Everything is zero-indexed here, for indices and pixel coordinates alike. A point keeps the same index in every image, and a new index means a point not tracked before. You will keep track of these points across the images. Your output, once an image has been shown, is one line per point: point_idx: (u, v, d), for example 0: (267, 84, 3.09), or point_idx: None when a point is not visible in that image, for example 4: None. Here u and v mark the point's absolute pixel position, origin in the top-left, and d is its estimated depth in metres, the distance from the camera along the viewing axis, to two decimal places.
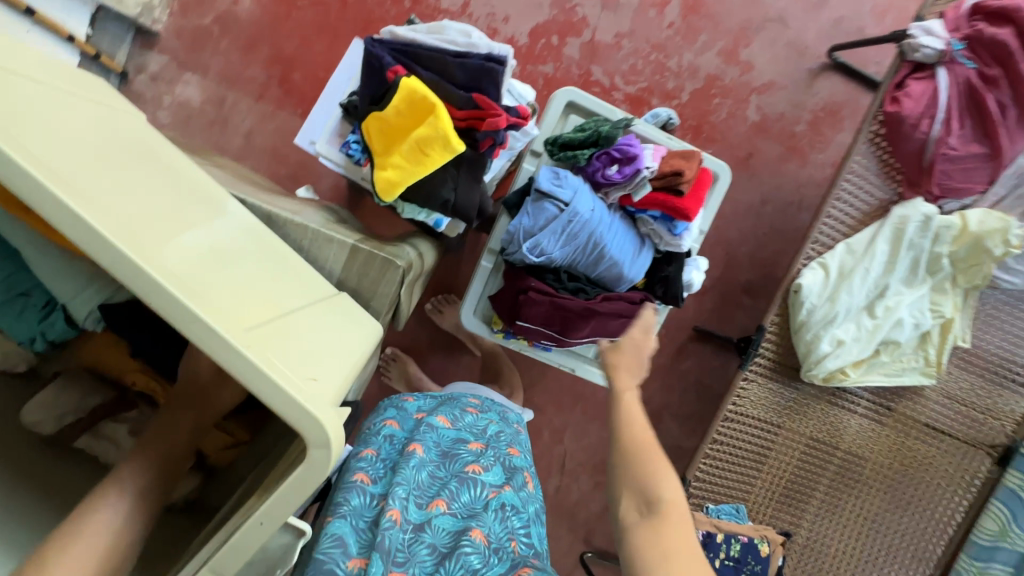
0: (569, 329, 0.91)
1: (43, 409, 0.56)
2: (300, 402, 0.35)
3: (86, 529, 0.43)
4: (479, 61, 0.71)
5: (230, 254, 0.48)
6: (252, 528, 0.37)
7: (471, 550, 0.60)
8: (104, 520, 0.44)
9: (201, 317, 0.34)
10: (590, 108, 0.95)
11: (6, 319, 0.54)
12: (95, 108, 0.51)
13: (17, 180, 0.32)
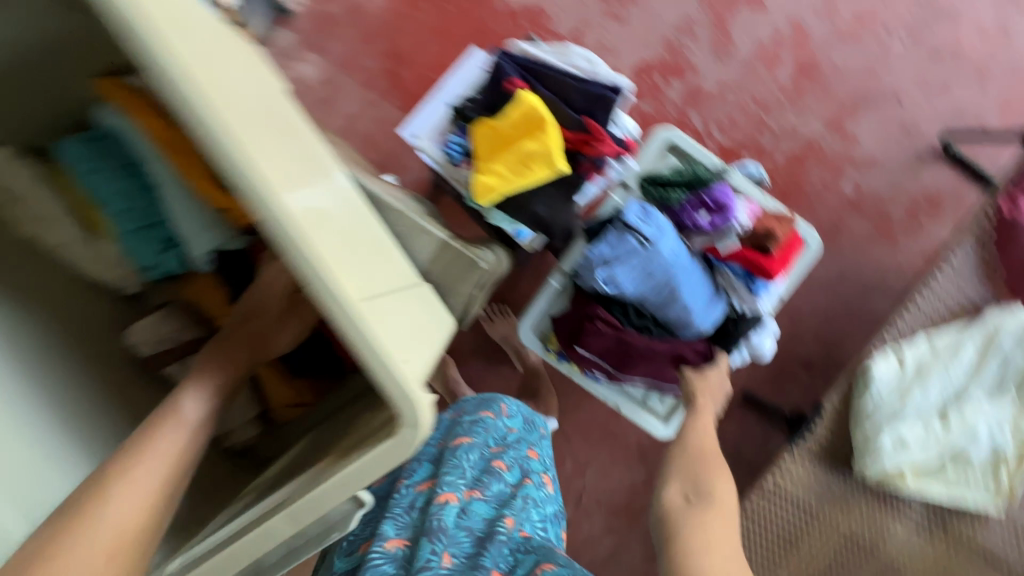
0: (628, 365, 0.91)
1: (146, 332, 0.62)
2: (405, 383, 0.35)
3: (146, 450, 0.47)
4: (600, 89, 0.73)
5: (342, 221, 0.48)
6: (335, 487, 0.38)
7: (504, 537, 0.58)
8: (161, 445, 0.48)
9: (333, 280, 0.34)
10: (689, 152, 0.95)
11: (133, 245, 0.59)
12: (241, 58, 0.52)
13: (195, 112, 0.32)
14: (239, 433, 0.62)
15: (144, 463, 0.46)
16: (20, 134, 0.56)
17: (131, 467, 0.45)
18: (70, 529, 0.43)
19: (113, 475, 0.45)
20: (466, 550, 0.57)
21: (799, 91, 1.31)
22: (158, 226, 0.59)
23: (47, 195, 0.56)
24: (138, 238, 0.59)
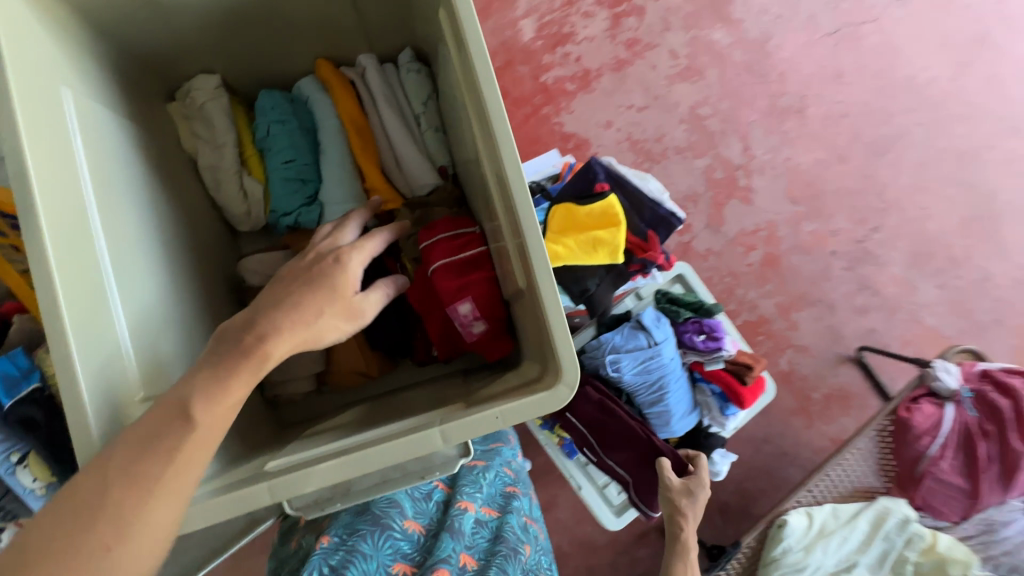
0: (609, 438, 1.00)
1: (259, 265, 0.66)
2: (569, 338, 0.43)
3: (150, 459, 0.36)
4: (666, 213, 0.91)
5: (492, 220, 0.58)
6: (487, 420, 0.42)
7: (524, 558, 0.62)
8: (183, 445, 0.37)
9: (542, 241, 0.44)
10: (694, 286, 1.13)
11: (282, 192, 0.65)
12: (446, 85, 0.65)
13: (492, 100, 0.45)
14: (295, 384, 0.65)
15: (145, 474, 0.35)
16: (225, 67, 0.64)
17: (133, 478, 0.35)
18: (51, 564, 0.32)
19: (121, 485, 0.35)
20: (482, 550, 0.61)
21: (763, 278, 1.32)
22: (309, 183, 0.66)
23: (225, 122, 0.64)
24: (286, 186, 0.65)
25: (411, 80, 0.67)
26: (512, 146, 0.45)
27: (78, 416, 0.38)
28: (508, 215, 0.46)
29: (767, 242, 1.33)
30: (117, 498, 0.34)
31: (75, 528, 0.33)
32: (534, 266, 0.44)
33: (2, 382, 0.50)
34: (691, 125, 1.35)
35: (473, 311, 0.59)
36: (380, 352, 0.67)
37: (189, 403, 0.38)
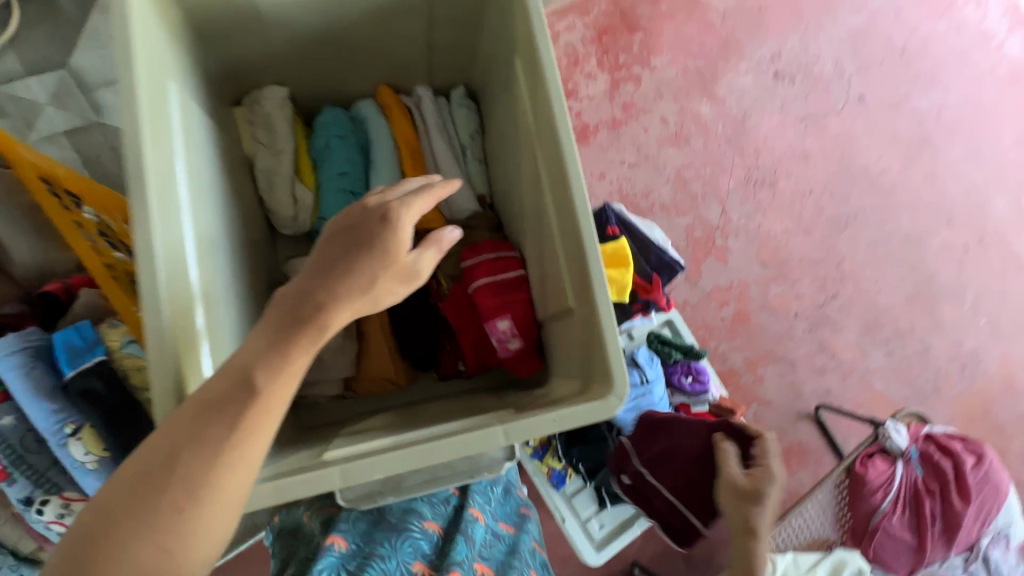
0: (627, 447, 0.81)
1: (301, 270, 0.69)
2: (620, 353, 0.48)
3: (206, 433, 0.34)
4: (669, 259, 0.99)
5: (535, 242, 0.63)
6: (543, 422, 0.45)
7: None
8: (252, 412, 0.35)
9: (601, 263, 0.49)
10: (681, 331, 1.19)
11: (332, 201, 0.68)
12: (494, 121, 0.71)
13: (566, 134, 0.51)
14: (323, 387, 0.67)
15: (203, 449, 0.33)
16: (295, 82, 0.68)
17: (192, 455, 0.33)
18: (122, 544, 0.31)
19: (181, 457, 0.33)
20: (498, 560, 0.61)
21: (734, 333, 1.27)
22: (358, 195, 0.69)
23: (286, 129, 0.67)
24: (337, 196, 0.69)
25: (461, 114, 0.74)
26: (582, 177, 0.50)
27: (165, 381, 0.40)
28: (571, 240, 0.52)
29: (739, 298, 1.28)
30: (192, 462, 0.33)
31: (153, 492, 0.32)
32: (594, 285, 0.49)
33: (68, 351, 0.51)
34: (676, 185, 1.31)
35: (510, 328, 0.64)
36: (409, 363, 0.70)
37: (250, 369, 0.36)
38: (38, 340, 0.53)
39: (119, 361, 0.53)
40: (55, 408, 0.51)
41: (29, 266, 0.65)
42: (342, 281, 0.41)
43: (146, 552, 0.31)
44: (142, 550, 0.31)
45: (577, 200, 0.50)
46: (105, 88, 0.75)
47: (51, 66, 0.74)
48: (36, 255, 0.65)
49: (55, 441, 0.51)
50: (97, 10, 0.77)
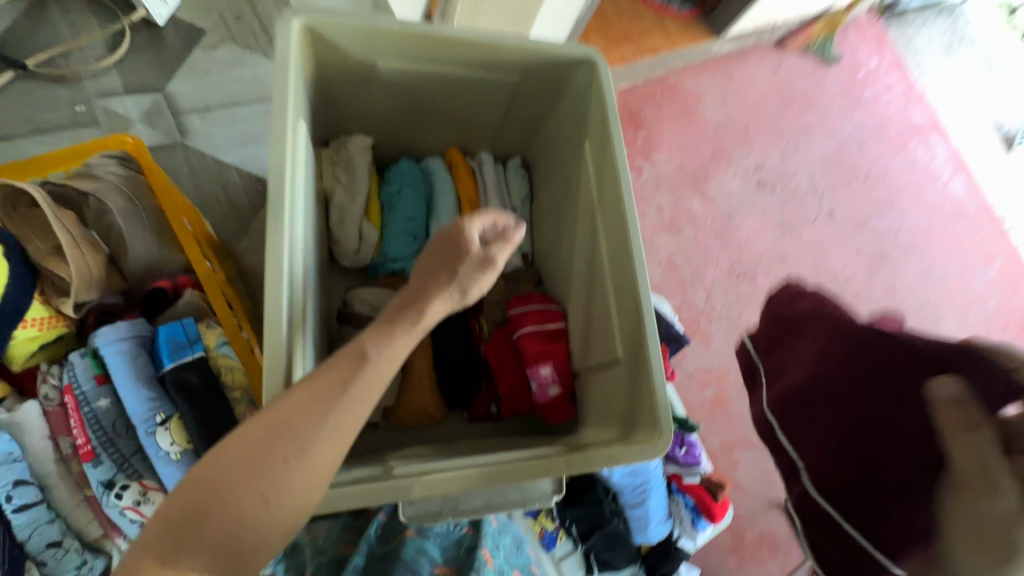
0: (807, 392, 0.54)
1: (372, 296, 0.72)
2: (667, 402, 0.54)
3: (318, 390, 0.35)
4: (675, 332, 1.04)
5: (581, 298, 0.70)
6: (603, 457, 0.51)
7: None
8: (359, 380, 0.36)
9: (652, 319, 0.56)
10: None
11: (397, 242, 0.75)
12: (545, 188, 0.79)
13: (630, 205, 0.59)
14: None
15: (312, 402, 0.35)
16: (377, 133, 0.77)
17: (305, 408, 0.35)
18: (232, 489, 0.31)
19: (295, 409, 0.34)
20: None
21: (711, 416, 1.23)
22: (419, 239, 0.76)
23: (365, 172, 0.74)
24: (402, 236, 0.75)
25: (516, 180, 0.82)
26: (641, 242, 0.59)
27: (275, 378, 0.43)
28: (626, 295, 0.59)
29: (719, 382, 1.23)
30: (302, 420, 0.34)
31: (264, 444, 0.33)
32: (646, 335, 0.56)
33: (169, 343, 0.50)
34: (666, 269, 1.35)
35: (552, 374, 0.70)
36: (445, 400, 0.73)
37: (361, 345, 0.39)
38: (147, 332, 0.52)
39: (214, 361, 0.51)
40: (152, 396, 0.49)
41: (141, 265, 0.56)
42: (431, 282, 0.45)
43: (246, 499, 0.31)
44: (243, 499, 0.31)
45: (636, 261, 0.58)
46: (194, 114, 0.82)
47: (149, 89, 0.82)
48: (150, 254, 0.56)
49: (144, 429, 0.48)
50: (200, 49, 0.85)
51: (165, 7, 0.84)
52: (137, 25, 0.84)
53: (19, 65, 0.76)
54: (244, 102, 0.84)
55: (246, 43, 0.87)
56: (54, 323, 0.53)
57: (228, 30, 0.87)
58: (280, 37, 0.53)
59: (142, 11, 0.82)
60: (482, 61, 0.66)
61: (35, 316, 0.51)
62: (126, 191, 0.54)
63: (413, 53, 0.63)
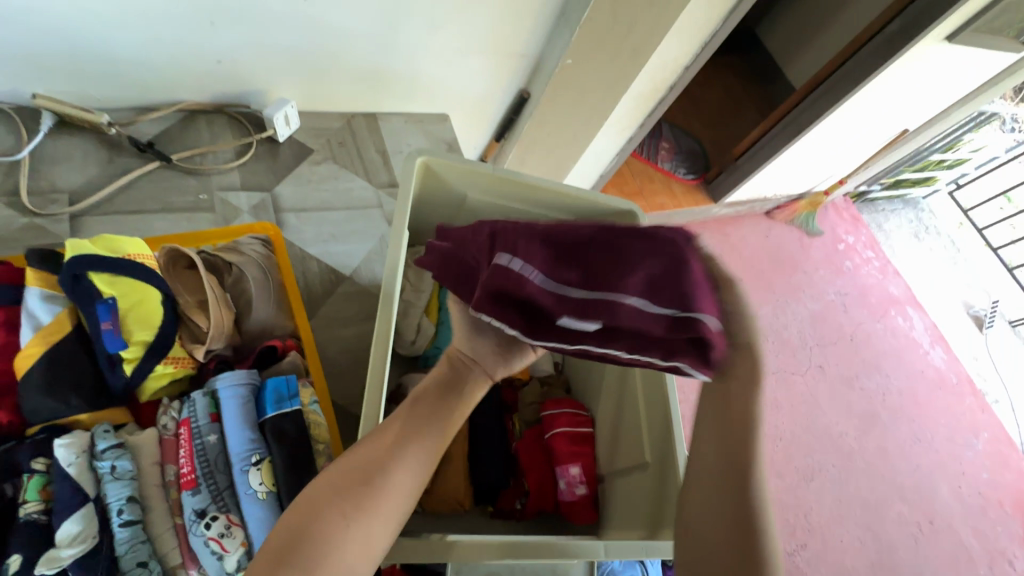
0: (597, 252, 0.45)
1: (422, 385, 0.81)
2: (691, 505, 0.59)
3: (394, 451, 0.48)
4: None
5: (613, 407, 0.78)
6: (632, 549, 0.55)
7: None
8: (422, 443, 0.50)
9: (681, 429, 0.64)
10: None
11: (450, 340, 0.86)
12: None
13: None
14: None
15: (391, 461, 0.47)
16: None
17: (386, 466, 0.47)
18: (339, 526, 0.43)
19: (382, 469, 0.47)
20: None
21: None
22: None
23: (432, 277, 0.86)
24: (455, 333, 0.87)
25: None
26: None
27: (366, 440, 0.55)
28: (656, 402, 0.68)
29: None
30: (386, 476, 0.46)
31: (360, 492, 0.45)
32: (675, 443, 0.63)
33: (274, 394, 0.58)
34: None
35: (580, 474, 0.75)
36: (475, 490, 0.78)
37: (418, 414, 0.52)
38: (256, 380, 0.60)
39: (306, 415, 0.58)
40: (252, 437, 0.56)
41: (258, 325, 0.65)
42: (468, 357, 0.56)
43: (349, 541, 0.43)
44: (348, 535, 0.43)
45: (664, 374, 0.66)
46: (292, 212, 0.99)
47: (260, 189, 0.99)
48: (268, 317, 0.66)
49: (241, 466, 0.54)
50: (307, 163, 1.05)
51: (288, 129, 1.04)
52: (262, 140, 1.03)
53: (165, 158, 0.93)
54: (334, 207, 1.02)
55: (343, 163, 1.08)
56: (186, 363, 0.60)
57: (331, 152, 1.09)
58: (405, 171, 0.70)
59: (270, 130, 1.02)
60: (550, 203, 0.81)
61: (175, 355, 0.58)
62: (262, 265, 0.67)
63: (497, 191, 0.79)
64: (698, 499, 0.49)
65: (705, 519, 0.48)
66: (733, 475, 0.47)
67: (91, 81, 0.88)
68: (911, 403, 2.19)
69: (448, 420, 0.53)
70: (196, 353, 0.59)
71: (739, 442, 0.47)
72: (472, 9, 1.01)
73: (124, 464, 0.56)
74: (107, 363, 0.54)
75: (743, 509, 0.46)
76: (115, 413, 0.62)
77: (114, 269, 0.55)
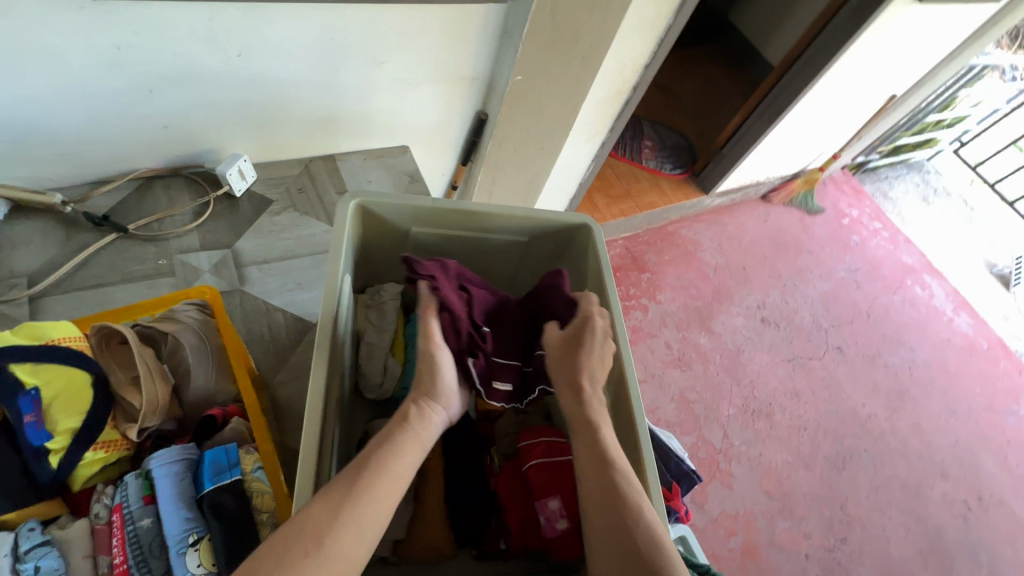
0: (509, 325, 0.76)
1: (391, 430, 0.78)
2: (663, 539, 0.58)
3: (351, 509, 0.47)
4: (687, 468, 1.08)
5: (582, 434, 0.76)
6: None
7: None
8: (378, 497, 0.49)
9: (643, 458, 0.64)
10: (695, 549, 1.14)
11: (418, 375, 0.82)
12: None
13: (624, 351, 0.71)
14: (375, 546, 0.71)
15: (348, 517, 0.46)
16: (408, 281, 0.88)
17: (339, 522, 0.46)
18: None
19: (334, 528, 0.45)
20: None
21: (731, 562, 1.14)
22: None
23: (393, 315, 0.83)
24: None
25: None
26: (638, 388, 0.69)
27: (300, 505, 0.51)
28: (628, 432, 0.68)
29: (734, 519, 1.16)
30: (338, 533, 0.45)
31: (312, 555, 0.43)
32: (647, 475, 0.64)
33: (213, 466, 0.57)
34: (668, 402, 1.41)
35: (559, 508, 0.71)
36: (454, 532, 0.74)
37: (373, 468, 0.51)
38: (193, 454, 0.59)
39: (249, 484, 0.57)
40: (189, 517, 0.55)
41: (199, 393, 0.65)
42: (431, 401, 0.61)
43: None
44: None
45: (634, 403, 0.67)
46: (254, 266, 0.98)
47: (220, 246, 0.98)
48: (208, 384, 0.65)
49: (176, 549, 0.53)
50: (267, 214, 1.05)
51: (244, 183, 1.04)
52: (220, 197, 1.03)
53: (122, 229, 0.92)
54: (298, 255, 1.02)
55: (304, 209, 1.07)
56: (119, 445, 0.59)
57: (291, 200, 1.08)
58: (340, 213, 0.69)
59: (226, 186, 1.02)
60: (497, 225, 0.79)
61: (105, 438, 0.58)
62: (199, 331, 0.66)
63: (442, 222, 0.78)
64: (594, 519, 0.55)
65: (604, 535, 0.54)
66: (611, 493, 0.55)
67: (37, 164, 0.87)
68: (940, 374, 2.26)
69: (404, 469, 0.53)
70: (129, 433, 0.59)
71: (602, 447, 0.59)
72: (416, 41, 1.01)
73: (50, 563, 0.51)
74: (32, 457, 0.53)
75: (621, 499, 0.55)
76: (43, 509, 0.56)
77: (38, 358, 0.55)
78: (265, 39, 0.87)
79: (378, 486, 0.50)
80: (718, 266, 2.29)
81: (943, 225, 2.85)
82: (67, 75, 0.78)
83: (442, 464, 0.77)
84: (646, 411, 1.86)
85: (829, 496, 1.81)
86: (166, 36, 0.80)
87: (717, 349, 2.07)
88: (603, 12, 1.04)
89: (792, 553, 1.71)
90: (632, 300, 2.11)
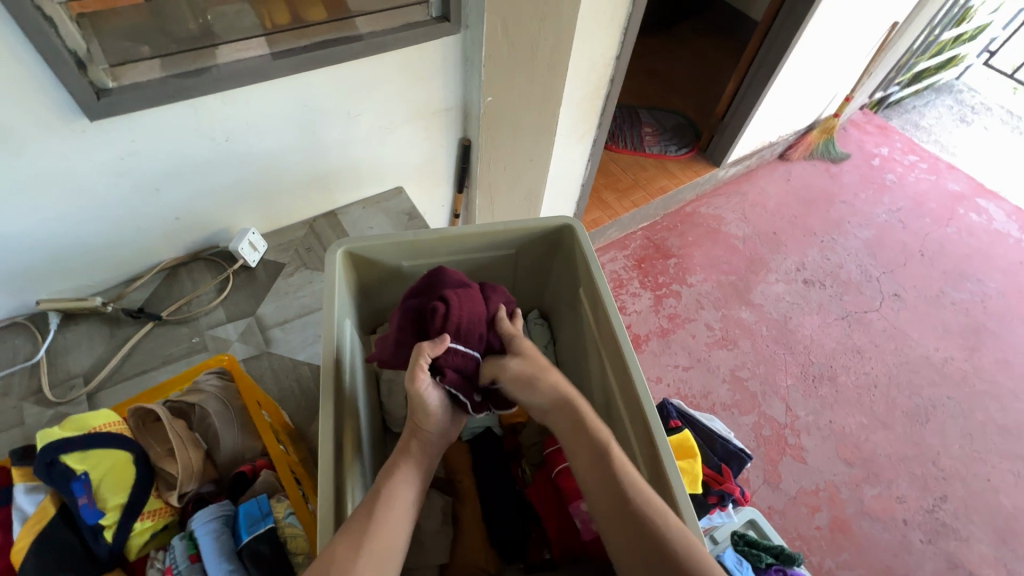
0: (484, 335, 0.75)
1: None
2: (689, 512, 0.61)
3: (368, 539, 0.53)
4: (736, 448, 1.06)
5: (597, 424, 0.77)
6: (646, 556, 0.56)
7: None
8: (389, 525, 0.55)
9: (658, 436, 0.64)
10: (767, 532, 1.08)
11: None
12: (565, 326, 0.91)
13: (621, 334, 0.72)
14: None
15: (364, 545, 0.52)
16: None
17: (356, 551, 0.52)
18: None
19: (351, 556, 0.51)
20: None
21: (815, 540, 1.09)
22: None
23: None
24: None
25: (537, 328, 0.96)
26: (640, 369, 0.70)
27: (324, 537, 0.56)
28: (638, 421, 0.68)
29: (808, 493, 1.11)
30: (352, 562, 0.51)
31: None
32: (660, 453, 0.64)
33: (248, 519, 0.63)
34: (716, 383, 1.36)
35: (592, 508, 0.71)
36: (496, 548, 0.75)
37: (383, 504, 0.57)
38: (229, 510, 0.65)
39: (281, 531, 0.63)
40: (230, 568, 0.59)
41: (229, 455, 0.73)
42: (425, 431, 0.67)
43: None
44: None
45: (640, 388, 0.68)
46: (276, 327, 1.05)
47: (244, 316, 1.05)
48: (236, 445, 0.73)
49: None
50: (281, 277, 1.12)
51: (257, 253, 1.11)
52: (238, 270, 1.10)
53: (156, 317, 1.00)
54: (316, 309, 1.08)
55: (314, 266, 1.14)
56: (163, 513, 0.67)
57: (301, 260, 1.15)
58: (328, 263, 0.75)
59: (241, 260, 1.09)
60: (482, 243, 0.83)
61: (149, 509, 0.66)
62: (221, 397, 0.74)
63: (432, 252, 0.83)
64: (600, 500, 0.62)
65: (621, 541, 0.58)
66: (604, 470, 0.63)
67: (72, 273, 0.97)
68: (1018, 302, 2.09)
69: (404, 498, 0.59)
70: (169, 499, 0.67)
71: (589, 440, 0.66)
72: (385, 88, 1.07)
73: None
74: (89, 534, 0.61)
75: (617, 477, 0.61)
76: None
77: (84, 447, 0.63)
78: (246, 120, 0.95)
79: (385, 514, 0.56)
80: (747, 237, 2.22)
81: (988, 143, 2.66)
82: (82, 192, 0.88)
83: (475, 484, 0.79)
84: (698, 399, 1.79)
85: (915, 454, 1.68)
86: (160, 140, 0.89)
87: (762, 321, 1.99)
88: (553, 21, 1.07)
89: (887, 522, 1.59)
90: (663, 288, 2.05)
